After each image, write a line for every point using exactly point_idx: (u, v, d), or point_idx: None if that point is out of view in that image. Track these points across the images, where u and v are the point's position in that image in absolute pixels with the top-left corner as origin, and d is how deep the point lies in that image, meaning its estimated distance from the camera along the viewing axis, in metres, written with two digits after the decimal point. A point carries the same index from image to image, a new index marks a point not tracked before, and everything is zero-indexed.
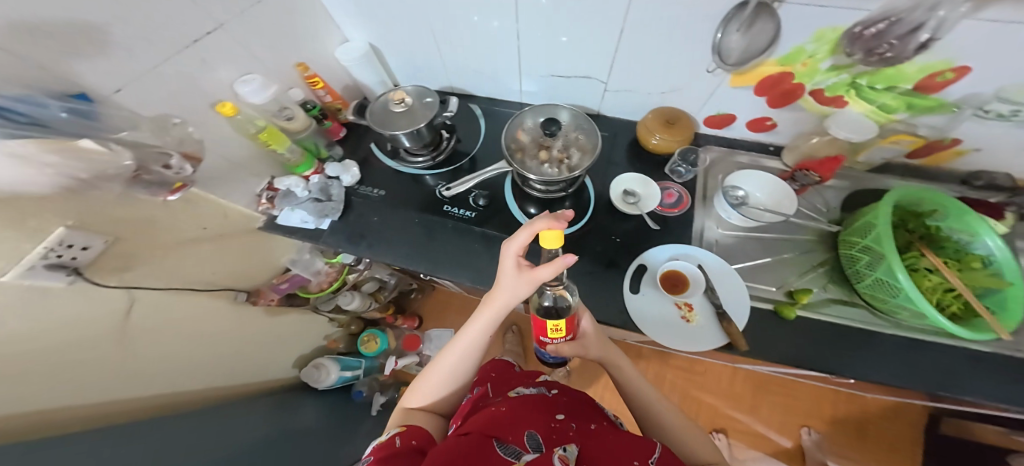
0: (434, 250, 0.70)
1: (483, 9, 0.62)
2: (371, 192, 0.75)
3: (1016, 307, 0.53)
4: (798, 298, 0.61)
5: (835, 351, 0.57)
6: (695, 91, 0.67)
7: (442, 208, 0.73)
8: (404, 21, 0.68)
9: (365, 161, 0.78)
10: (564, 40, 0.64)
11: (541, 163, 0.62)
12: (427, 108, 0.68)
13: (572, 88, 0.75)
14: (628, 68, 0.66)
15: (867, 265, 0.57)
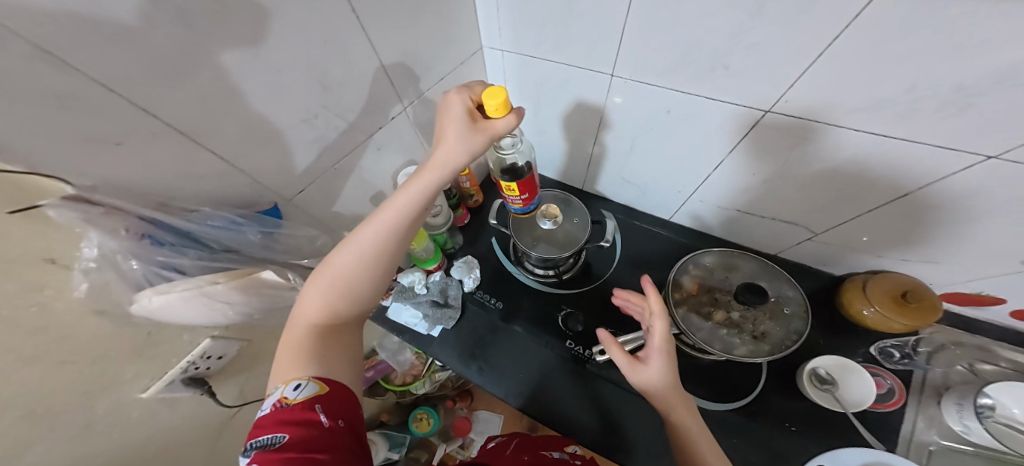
0: (547, 390, 0.59)
1: (665, 119, 0.51)
2: (490, 304, 0.66)
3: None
4: None
5: None
6: (955, 270, 0.48)
7: (564, 341, 0.62)
8: (585, 122, 0.60)
9: (491, 264, 0.69)
10: (772, 174, 0.50)
11: (719, 325, 0.52)
12: (578, 227, 0.60)
13: (759, 232, 0.61)
14: (858, 223, 0.50)
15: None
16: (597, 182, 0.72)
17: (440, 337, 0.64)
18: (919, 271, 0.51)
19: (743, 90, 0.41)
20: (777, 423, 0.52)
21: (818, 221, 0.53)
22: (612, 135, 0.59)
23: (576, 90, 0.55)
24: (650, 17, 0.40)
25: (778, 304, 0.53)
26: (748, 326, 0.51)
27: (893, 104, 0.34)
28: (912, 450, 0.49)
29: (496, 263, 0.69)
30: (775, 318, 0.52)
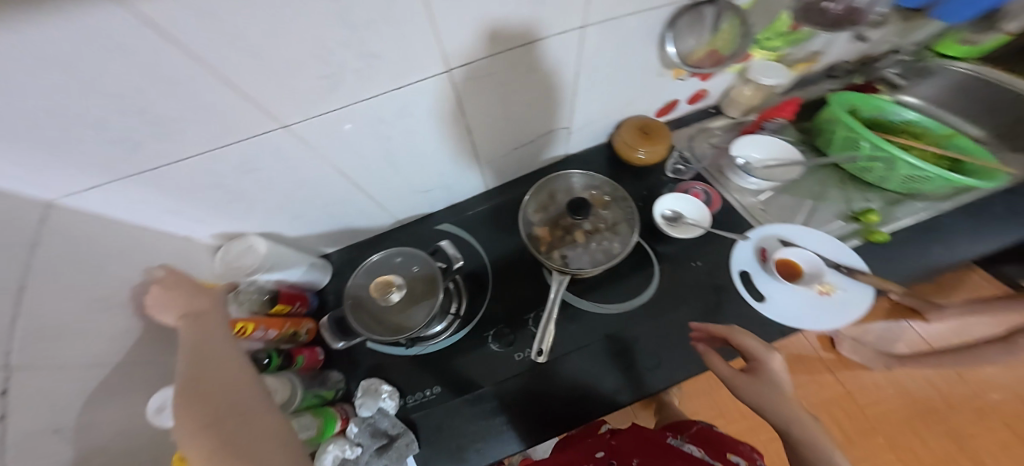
0: (538, 411, 0.56)
1: (399, 117, 0.47)
2: (430, 394, 0.59)
3: (976, 149, 0.68)
4: (870, 218, 0.65)
5: (917, 241, 0.64)
6: (645, 95, 0.66)
7: (511, 358, 0.60)
8: (323, 179, 0.53)
9: (388, 360, 0.62)
10: (499, 116, 0.55)
11: (586, 242, 0.55)
12: (427, 266, 0.58)
13: (538, 150, 0.68)
14: (582, 101, 0.60)
15: (893, 171, 0.66)
16: (402, 210, 0.68)
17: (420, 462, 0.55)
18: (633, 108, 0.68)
19: (404, 64, 0.39)
20: (687, 270, 0.63)
21: (567, 120, 0.63)
22: (364, 169, 0.54)
23: (292, 153, 0.45)
24: (242, 57, 0.31)
25: (595, 193, 0.60)
26: (603, 225, 0.56)
27: (517, 15, 0.40)
28: (754, 216, 0.68)
29: (390, 356, 0.62)
30: (598, 202, 0.59)
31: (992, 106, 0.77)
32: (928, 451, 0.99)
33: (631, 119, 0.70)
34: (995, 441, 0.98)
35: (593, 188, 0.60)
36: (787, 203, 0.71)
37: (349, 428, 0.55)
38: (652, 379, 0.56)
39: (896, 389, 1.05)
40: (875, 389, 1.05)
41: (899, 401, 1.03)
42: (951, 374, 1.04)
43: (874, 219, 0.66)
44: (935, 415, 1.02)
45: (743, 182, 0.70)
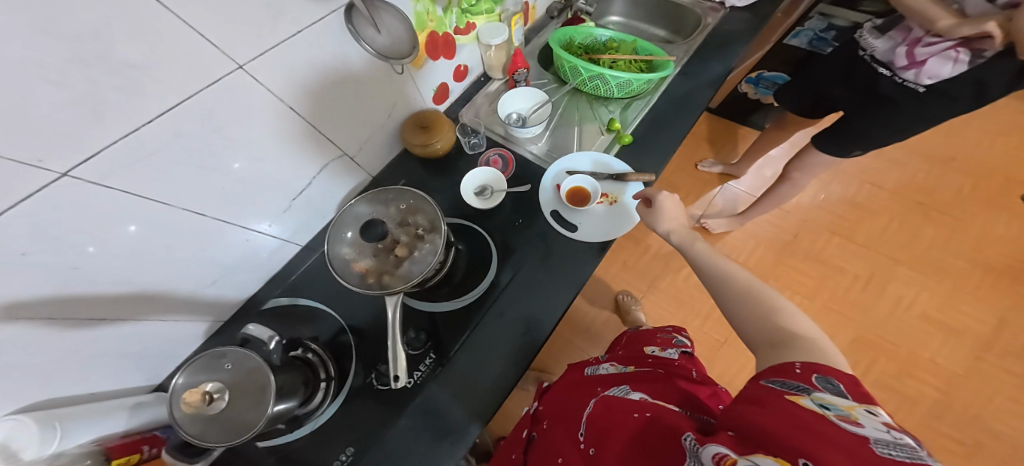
0: (457, 410, 0.61)
1: (154, 232, 0.52)
2: (347, 458, 0.60)
3: (653, 47, 0.94)
4: (616, 127, 0.87)
5: (643, 132, 0.88)
6: (404, 97, 0.80)
7: (406, 388, 0.63)
8: (114, 327, 0.54)
9: (296, 450, 0.61)
10: (253, 177, 0.60)
11: (409, 256, 0.61)
12: (240, 361, 0.49)
13: (326, 186, 0.78)
14: (335, 128, 0.70)
15: (604, 84, 0.89)
16: (217, 307, 0.70)
17: None
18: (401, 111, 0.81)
19: (117, 218, 0.46)
20: (513, 231, 0.77)
21: (327, 143, 0.70)
22: (146, 305, 0.57)
23: (63, 311, 0.47)
24: (86, 283, 0.48)
25: (396, 207, 0.66)
26: (415, 234, 0.63)
27: (158, 64, 0.40)
28: (543, 160, 0.86)
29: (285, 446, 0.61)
30: (411, 209, 0.65)
31: (656, 11, 1.12)
32: (805, 278, 1.14)
33: (410, 115, 0.84)
34: (838, 248, 1.17)
35: (389, 201, 0.66)
36: (560, 137, 0.91)
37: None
38: (528, 334, 0.66)
39: (754, 237, 1.21)
40: (744, 248, 1.20)
41: (762, 246, 1.20)
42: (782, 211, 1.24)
43: (619, 125, 0.88)
44: (791, 246, 1.19)
45: (524, 135, 0.89)
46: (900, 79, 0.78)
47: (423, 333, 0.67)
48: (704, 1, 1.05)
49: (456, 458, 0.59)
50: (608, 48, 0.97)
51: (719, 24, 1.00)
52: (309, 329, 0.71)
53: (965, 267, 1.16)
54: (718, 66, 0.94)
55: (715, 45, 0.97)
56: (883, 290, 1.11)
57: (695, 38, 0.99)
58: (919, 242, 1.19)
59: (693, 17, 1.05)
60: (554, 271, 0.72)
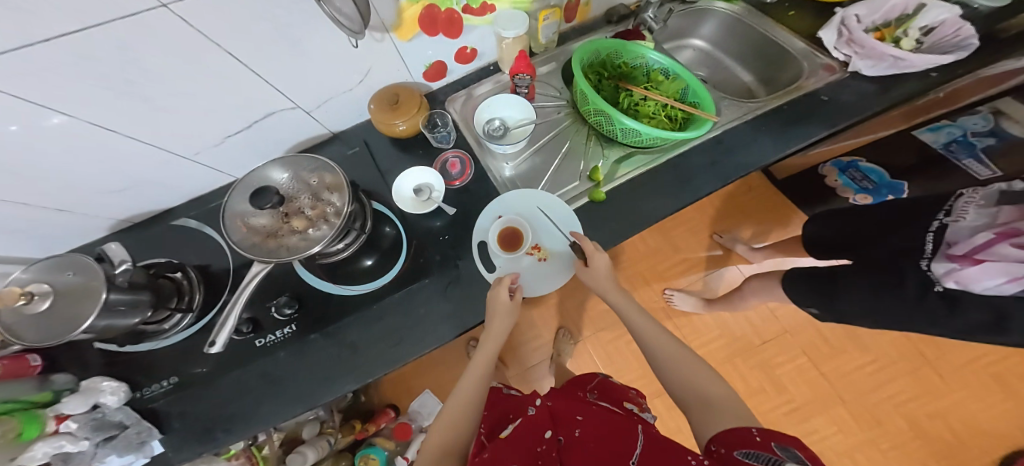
0: (289, 386, 0.66)
1: (43, 135, 0.49)
2: (167, 385, 0.66)
3: (704, 95, 0.67)
4: (596, 179, 0.70)
5: (645, 193, 0.69)
6: (386, 64, 0.67)
7: (254, 344, 0.68)
8: (35, 196, 0.57)
9: (138, 360, 0.67)
10: (183, 107, 0.56)
11: (302, 231, 0.58)
12: (81, 273, 0.49)
13: (264, 132, 0.68)
14: (299, 86, 0.62)
15: (608, 124, 0.70)
16: (125, 210, 0.70)
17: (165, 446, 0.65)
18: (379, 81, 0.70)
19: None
20: (433, 243, 0.71)
21: (284, 101, 0.63)
22: (37, 193, 0.57)
23: None
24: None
25: (318, 179, 0.62)
26: (317, 213, 0.60)
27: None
28: (504, 185, 0.74)
29: (137, 353, 0.68)
30: (328, 185, 0.61)
31: (755, 52, 0.95)
32: (744, 383, 1.26)
33: (385, 87, 0.72)
34: (795, 366, 1.26)
35: (310, 173, 0.63)
36: (538, 167, 0.76)
37: (66, 424, 0.59)
38: (389, 351, 0.66)
39: (720, 329, 1.32)
40: (704, 334, 1.31)
41: (721, 339, 1.30)
42: (770, 315, 1.31)
43: (601, 178, 0.71)
44: (750, 349, 1.29)
45: (495, 149, 0.75)
46: (928, 266, 0.71)
47: (295, 304, 0.67)
48: (819, 54, 0.83)
49: (268, 424, 0.65)
50: (649, 81, 0.74)
51: (820, 91, 0.76)
52: (195, 256, 0.72)
53: (904, 430, 1.20)
54: (771, 144, 0.71)
55: (796, 115, 0.74)
56: (807, 417, 1.22)
57: (773, 103, 0.75)
58: (882, 392, 1.23)
59: (792, 74, 0.87)
60: (445, 306, 0.67)
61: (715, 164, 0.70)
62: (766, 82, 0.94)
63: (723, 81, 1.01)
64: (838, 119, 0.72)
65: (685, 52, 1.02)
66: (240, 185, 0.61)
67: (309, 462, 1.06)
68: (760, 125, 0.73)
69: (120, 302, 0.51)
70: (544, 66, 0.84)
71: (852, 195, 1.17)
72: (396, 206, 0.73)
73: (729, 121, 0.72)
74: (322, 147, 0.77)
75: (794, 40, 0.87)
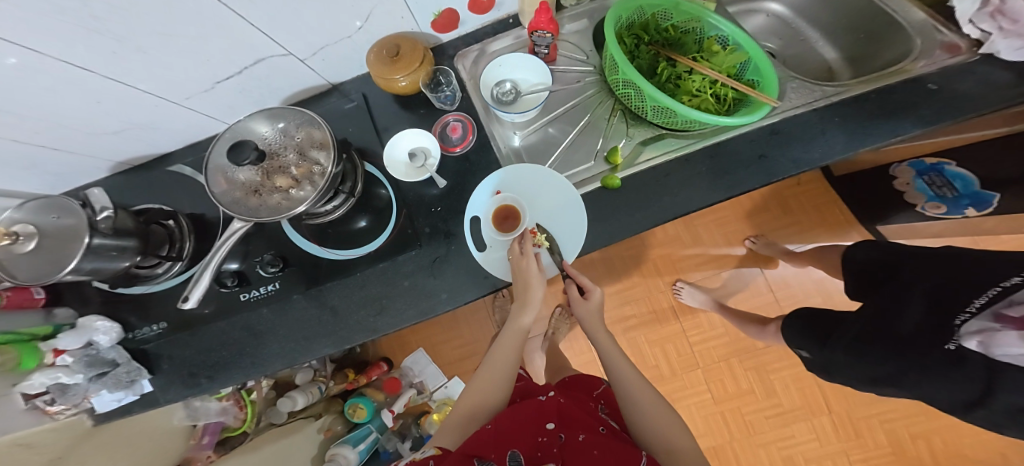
0: (268, 341, 0.66)
1: (18, 74, 0.41)
2: (159, 329, 0.66)
3: (766, 72, 0.56)
4: (613, 162, 0.62)
5: (663, 184, 0.60)
6: (388, 12, 0.58)
7: (240, 297, 0.67)
8: (21, 136, 0.50)
9: (129, 302, 0.67)
10: (165, 50, 0.46)
11: (285, 191, 0.54)
12: (66, 216, 0.45)
13: (259, 79, 0.59)
14: (295, 34, 0.52)
15: (638, 98, 0.61)
16: (123, 152, 0.64)
17: (155, 385, 0.67)
18: (382, 29, 0.62)
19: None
20: (424, 212, 0.66)
21: (275, 48, 0.53)
22: (30, 132, 0.51)
23: None
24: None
25: (305, 135, 0.56)
26: (302, 173, 0.54)
27: None
28: (506, 157, 0.68)
29: (131, 296, 0.67)
30: (315, 143, 0.55)
31: (848, 23, 0.81)
32: (735, 383, 1.26)
33: (389, 35, 0.64)
34: (793, 374, 1.24)
35: (298, 128, 0.56)
36: (548, 141, 0.69)
37: (62, 357, 0.60)
38: (367, 320, 0.65)
39: (725, 328, 1.29)
40: (708, 330, 1.29)
41: (723, 338, 1.28)
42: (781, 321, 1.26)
43: (620, 162, 0.63)
44: (751, 352, 1.27)
45: (505, 118, 0.68)
46: (960, 319, 0.56)
47: (280, 263, 0.65)
48: (942, 30, 0.65)
49: (247, 376, 0.66)
50: (701, 51, 0.62)
51: (930, 77, 0.58)
52: (189, 204, 0.65)
53: (884, 444, 1.20)
54: (842, 141, 0.56)
55: (889, 105, 0.57)
56: (791, 423, 1.23)
57: (856, 88, 0.59)
58: (876, 408, 1.21)
59: (899, 50, 0.71)
60: (433, 282, 0.64)
61: (761, 157, 0.57)
62: (856, 62, 0.81)
63: (803, 54, 0.88)
64: (946, 113, 0.55)
65: (757, 17, 0.90)
66: (223, 136, 0.56)
67: (299, 406, 1.10)
68: (834, 114, 0.58)
69: (108, 247, 0.47)
70: (573, 24, 0.72)
71: (923, 201, 1.03)
72: (387, 169, 0.68)
73: (791, 106, 0.59)
74: (321, 100, 0.71)
75: (913, 10, 0.70)
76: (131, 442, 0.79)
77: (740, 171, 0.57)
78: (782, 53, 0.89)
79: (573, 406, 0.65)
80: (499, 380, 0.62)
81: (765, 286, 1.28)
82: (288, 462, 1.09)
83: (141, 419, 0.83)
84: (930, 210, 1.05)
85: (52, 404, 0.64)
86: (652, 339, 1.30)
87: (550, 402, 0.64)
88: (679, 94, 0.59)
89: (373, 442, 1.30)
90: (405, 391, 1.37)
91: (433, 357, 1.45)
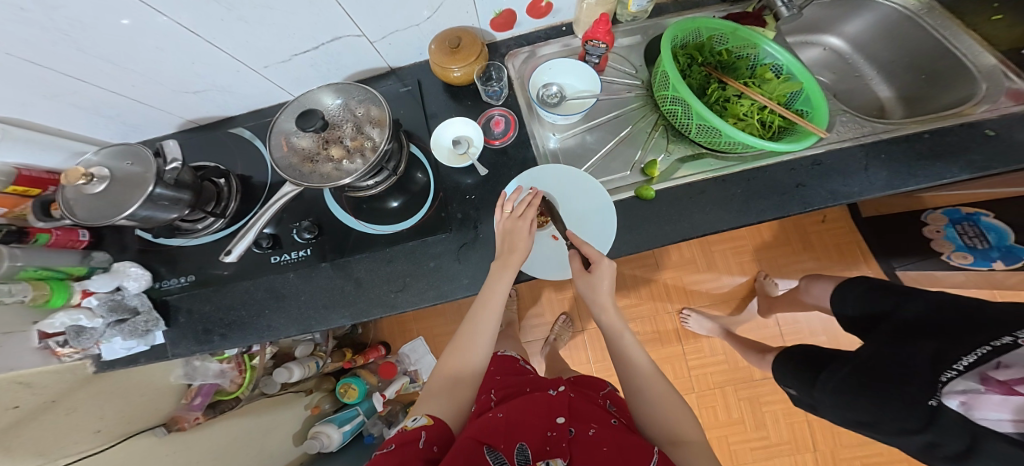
0: (290, 306, 0.66)
1: (137, 34, 0.44)
2: (185, 282, 0.67)
3: (817, 104, 0.59)
4: (651, 174, 0.65)
5: (698, 201, 0.62)
6: (458, 5, 0.60)
7: (270, 260, 0.67)
8: (110, 88, 0.52)
9: (161, 252, 0.67)
10: (265, 21, 0.47)
11: (337, 161, 0.55)
12: (139, 164, 0.46)
13: (330, 56, 0.59)
14: (374, 17, 0.54)
15: (685, 115, 0.63)
16: (195, 112, 0.64)
17: (166, 338, 0.66)
18: (449, 19, 0.63)
19: (96, 11, 0.39)
20: (459, 199, 0.68)
21: (354, 28, 0.55)
22: (124, 84, 0.52)
23: (38, 58, 0.43)
24: (33, 53, 0.42)
25: (364, 111, 0.57)
26: (356, 146, 0.56)
27: None
28: (544, 157, 0.69)
29: (164, 247, 0.67)
30: (373, 119, 0.57)
31: (908, 63, 0.85)
32: (726, 410, 1.29)
33: (449, 27, 0.66)
34: (784, 408, 1.27)
35: (359, 104, 0.58)
36: (589, 145, 0.71)
37: (89, 300, 0.60)
38: (390, 296, 0.66)
39: (724, 355, 1.31)
40: (707, 355, 1.31)
41: (721, 365, 1.31)
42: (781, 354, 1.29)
43: (657, 175, 0.65)
44: (746, 381, 1.29)
45: (547, 118, 0.70)
46: (946, 377, 0.54)
47: (316, 231, 0.66)
48: (1011, 77, 0.69)
49: (262, 339, 0.66)
50: (753, 77, 0.64)
51: (988, 123, 0.61)
52: (242, 165, 0.66)
53: None
54: (884, 179, 0.59)
55: (942, 147, 0.60)
56: (774, 456, 1.25)
57: (908, 127, 0.61)
58: (860, 449, 1.24)
59: (962, 92, 0.74)
60: (457, 266, 0.65)
61: (798, 186, 0.60)
62: (911, 102, 0.85)
63: (856, 91, 0.92)
64: (997, 160, 0.58)
65: (813, 49, 0.94)
66: (292, 104, 0.58)
67: (294, 378, 1.09)
68: (880, 152, 0.60)
69: (165, 198, 0.47)
70: (626, 39, 0.74)
71: (950, 250, 1.05)
72: (433, 154, 0.69)
73: (838, 139, 0.62)
74: (377, 81, 0.72)
75: (983, 54, 0.74)
76: (126, 394, 0.77)
77: (775, 197, 0.60)
78: (834, 87, 0.93)
79: (581, 401, 0.68)
80: (488, 351, 0.60)
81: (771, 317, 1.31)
82: (268, 434, 1.10)
83: (139, 371, 0.82)
84: (954, 260, 1.05)
85: (63, 346, 0.64)
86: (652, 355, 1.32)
87: (561, 398, 0.65)
88: (726, 117, 0.62)
89: (359, 425, 1.30)
90: (399, 378, 1.38)
91: (431, 348, 1.45)
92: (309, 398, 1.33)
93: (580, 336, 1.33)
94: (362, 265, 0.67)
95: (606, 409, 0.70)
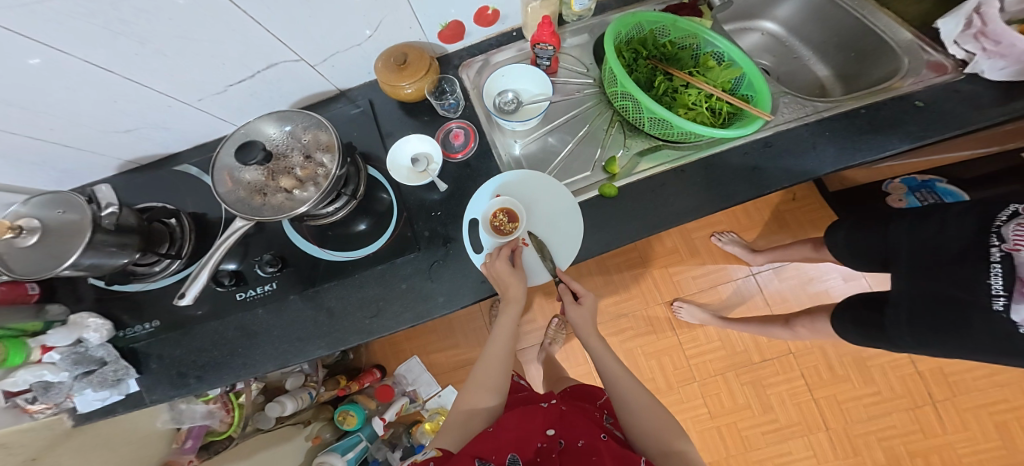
0: (262, 342, 0.65)
1: (47, 74, 0.43)
2: (151, 328, 0.66)
3: (760, 87, 0.59)
4: (612, 172, 0.64)
5: (659, 194, 0.61)
6: (396, 23, 0.60)
7: (236, 297, 0.66)
8: (31, 134, 0.52)
9: (124, 299, 0.66)
10: (183, 53, 0.47)
11: (289, 192, 0.55)
12: (73, 211, 0.45)
13: (270, 83, 0.59)
14: (308, 42, 0.54)
15: (635, 109, 0.63)
16: (131, 152, 0.64)
17: (140, 386, 0.65)
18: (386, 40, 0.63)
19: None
20: (423, 216, 0.67)
21: (288, 54, 0.54)
22: (42, 128, 0.52)
23: None
24: None
25: (310, 137, 0.57)
26: (306, 174, 0.55)
27: None
28: (506, 165, 0.69)
29: (125, 293, 0.67)
30: (320, 145, 0.56)
31: (838, 42, 0.85)
32: (731, 397, 1.26)
33: (391, 46, 0.65)
34: (788, 388, 1.25)
35: (304, 131, 0.57)
36: (547, 149, 0.70)
37: (50, 355, 0.58)
38: (364, 322, 0.64)
39: (721, 342, 1.29)
40: (704, 343, 1.29)
41: (719, 352, 1.29)
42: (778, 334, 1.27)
43: (618, 171, 0.64)
44: (746, 365, 1.27)
45: (505, 125, 0.69)
46: None
47: (279, 263, 0.65)
48: (930, 51, 0.67)
49: (239, 377, 0.65)
50: (698, 66, 0.64)
51: (917, 94, 0.60)
52: (193, 203, 0.65)
53: (881, 462, 1.19)
54: (832, 155, 0.58)
55: (880, 120, 0.59)
56: (788, 438, 1.22)
57: (845, 105, 0.61)
58: (871, 424, 1.21)
59: (888, 68, 0.73)
60: (430, 285, 0.64)
61: (754, 169, 0.59)
62: (845, 79, 0.85)
63: (795, 72, 0.92)
64: (932, 129, 0.57)
65: (751, 35, 0.94)
66: (236, 137, 0.57)
67: (287, 411, 1.08)
68: (826, 129, 0.60)
69: (109, 243, 0.47)
70: (575, 38, 0.74)
71: None
72: (391, 174, 0.69)
73: (783, 121, 0.61)
74: (327, 105, 0.72)
75: (899, 31, 0.73)
76: (110, 445, 0.76)
77: (733, 183, 0.59)
78: (775, 71, 0.93)
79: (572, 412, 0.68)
80: None
81: (762, 302, 1.29)
82: None
83: (123, 421, 0.80)
84: None
85: (34, 403, 0.62)
86: (648, 350, 1.30)
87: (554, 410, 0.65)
88: (676, 107, 0.61)
89: (364, 450, 1.26)
90: (398, 399, 1.35)
91: (426, 365, 1.43)
92: (308, 429, 1.29)
93: (572, 338, 1.31)
94: (335, 293, 0.66)
95: (603, 422, 0.68)
